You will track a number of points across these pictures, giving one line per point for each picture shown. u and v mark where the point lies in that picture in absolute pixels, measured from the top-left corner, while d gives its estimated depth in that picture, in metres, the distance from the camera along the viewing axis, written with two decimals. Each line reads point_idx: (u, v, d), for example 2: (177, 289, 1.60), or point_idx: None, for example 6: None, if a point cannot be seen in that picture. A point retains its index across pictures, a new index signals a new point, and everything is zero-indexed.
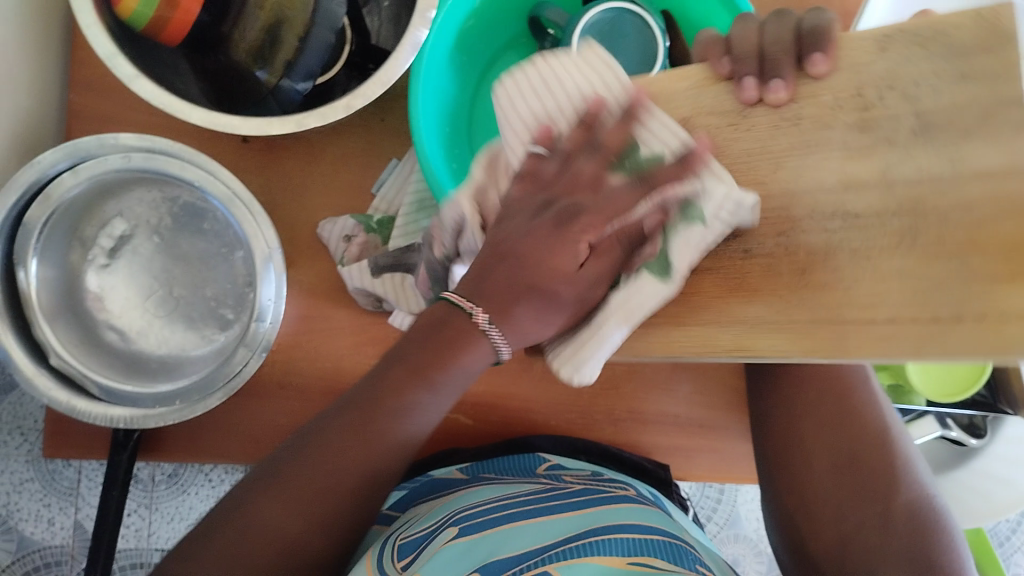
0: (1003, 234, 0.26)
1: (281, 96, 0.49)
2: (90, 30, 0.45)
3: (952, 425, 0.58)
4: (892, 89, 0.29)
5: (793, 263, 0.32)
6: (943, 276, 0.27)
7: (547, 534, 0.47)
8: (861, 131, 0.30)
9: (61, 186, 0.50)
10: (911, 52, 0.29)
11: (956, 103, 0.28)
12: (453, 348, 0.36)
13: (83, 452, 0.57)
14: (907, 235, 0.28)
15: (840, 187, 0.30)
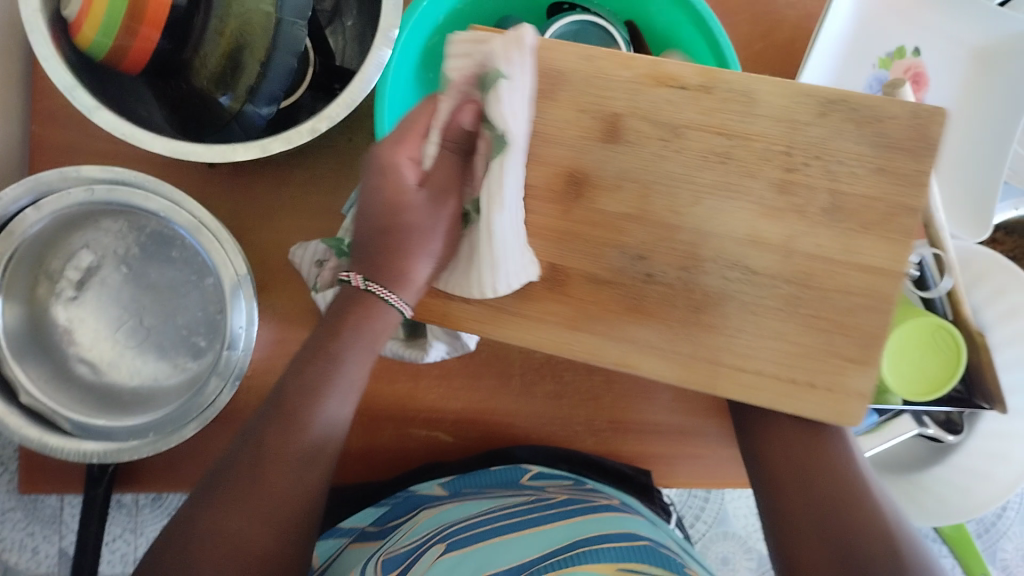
0: (854, 326, 0.40)
1: (245, 121, 0.48)
2: (47, 62, 0.44)
3: (929, 423, 0.59)
4: (815, 160, 0.40)
5: (688, 300, 0.42)
6: (814, 344, 0.41)
7: (534, 546, 0.46)
8: (780, 190, 0.40)
9: (24, 222, 0.49)
10: (846, 129, 0.39)
11: (867, 198, 0.40)
12: (360, 322, 0.42)
13: (59, 487, 0.56)
14: (793, 299, 0.41)
15: (749, 241, 0.41)
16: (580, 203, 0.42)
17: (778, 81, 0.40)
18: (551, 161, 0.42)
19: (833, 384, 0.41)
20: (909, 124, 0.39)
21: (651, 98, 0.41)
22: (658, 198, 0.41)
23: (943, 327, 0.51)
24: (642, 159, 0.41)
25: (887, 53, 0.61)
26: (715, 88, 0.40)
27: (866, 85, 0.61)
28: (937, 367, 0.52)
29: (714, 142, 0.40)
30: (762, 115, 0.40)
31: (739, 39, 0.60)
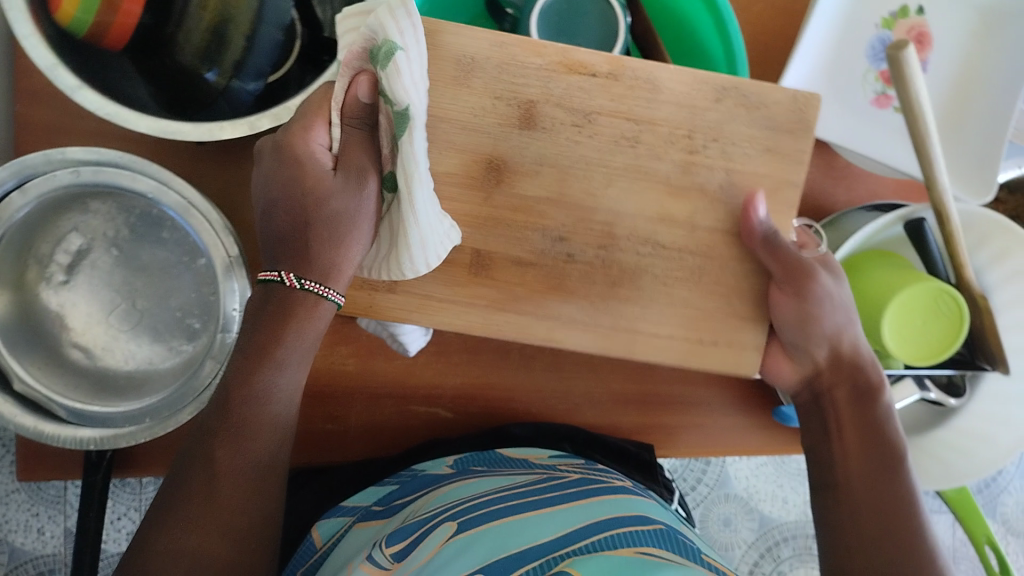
0: (746, 288, 0.47)
1: (232, 97, 0.48)
2: (28, 41, 0.42)
3: (931, 387, 0.57)
4: (713, 143, 0.46)
5: (606, 276, 0.46)
6: (714, 307, 0.46)
7: (550, 527, 0.46)
8: (684, 170, 0.46)
9: (10, 206, 0.47)
10: (738, 114, 0.46)
11: (758, 174, 0.47)
12: (303, 321, 0.40)
13: (57, 473, 0.55)
14: (697, 270, 0.46)
15: (658, 219, 0.46)
16: (499, 190, 0.45)
17: (679, 70, 0.46)
18: (468, 148, 0.45)
19: (733, 340, 0.47)
20: (789, 108, 0.46)
21: (563, 85, 0.45)
22: (575, 182, 0.46)
23: (945, 292, 0.51)
24: (558, 145, 0.45)
25: (889, 13, 0.60)
26: (623, 75, 0.45)
27: (867, 45, 0.60)
28: (940, 330, 0.51)
29: (622, 128, 0.46)
30: (666, 103, 0.46)
31: (738, 1, 0.58)
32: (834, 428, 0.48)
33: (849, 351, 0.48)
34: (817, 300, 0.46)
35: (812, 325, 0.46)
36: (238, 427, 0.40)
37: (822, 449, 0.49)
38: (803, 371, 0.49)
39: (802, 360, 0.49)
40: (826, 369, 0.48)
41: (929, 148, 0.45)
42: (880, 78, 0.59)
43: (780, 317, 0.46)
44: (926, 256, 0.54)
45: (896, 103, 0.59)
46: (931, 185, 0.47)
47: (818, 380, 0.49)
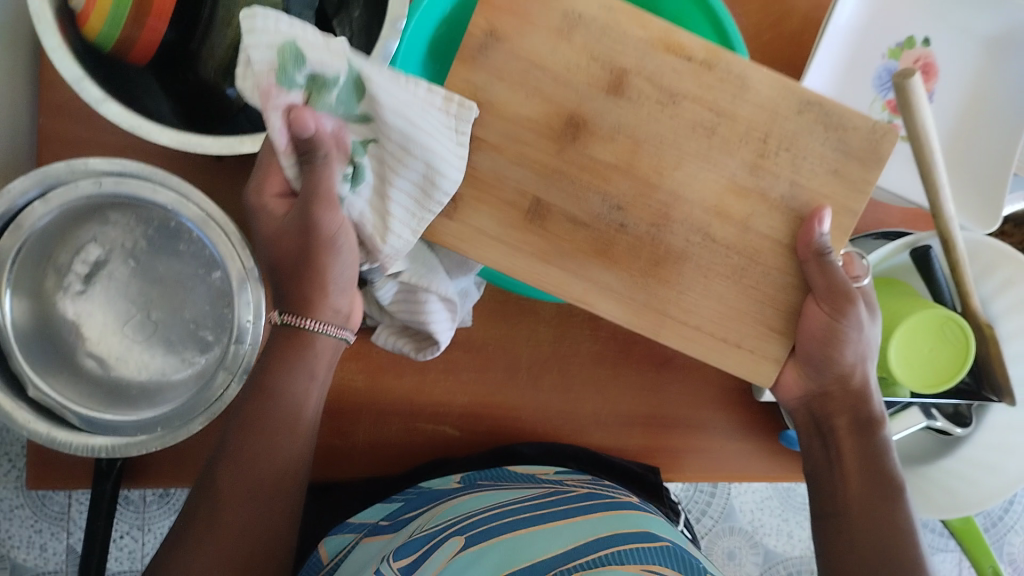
0: (781, 302, 0.47)
1: (252, 113, 0.50)
2: (54, 52, 0.43)
3: (938, 415, 0.57)
4: (785, 151, 0.46)
5: (651, 254, 0.46)
6: (747, 308, 0.47)
7: (558, 540, 0.46)
8: (751, 170, 0.46)
9: (32, 215, 0.49)
10: (816, 130, 0.46)
11: (819, 194, 0.46)
12: (293, 355, 0.44)
13: (67, 482, 0.56)
14: (739, 269, 0.47)
15: (714, 213, 0.46)
16: (574, 145, 0.45)
17: (770, 73, 0.46)
18: (555, 98, 0.45)
19: (756, 346, 0.47)
20: (868, 136, 0.46)
21: (657, 63, 0.45)
22: (646, 157, 0.45)
23: (953, 319, 0.51)
24: (639, 117, 0.45)
25: (896, 43, 0.61)
26: (717, 65, 0.45)
27: (875, 75, 0.60)
28: (949, 358, 0.51)
29: (702, 117, 0.46)
30: (750, 102, 0.46)
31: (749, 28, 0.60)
32: (837, 460, 0.49)
33: (859, 385, 0.49)
34: (850, 323, 0.46)
35: (834, 348, 0.46)
36: (252, 432, 0.43)
37: (824, 475, 0.50)
38: (810, 387, 0.49)
39: (815, 378, 0.48)
40: (833, 393, 0.49)
41: (936, 176, 0.46)
42: (887, 108, 0.61)
43: (809, 328, 0.46)
44: (932, 283, 0.54)
45: (902, 132, 0.60)
46: (937, 214, 0.48)
47: (826, 401, 0.49)
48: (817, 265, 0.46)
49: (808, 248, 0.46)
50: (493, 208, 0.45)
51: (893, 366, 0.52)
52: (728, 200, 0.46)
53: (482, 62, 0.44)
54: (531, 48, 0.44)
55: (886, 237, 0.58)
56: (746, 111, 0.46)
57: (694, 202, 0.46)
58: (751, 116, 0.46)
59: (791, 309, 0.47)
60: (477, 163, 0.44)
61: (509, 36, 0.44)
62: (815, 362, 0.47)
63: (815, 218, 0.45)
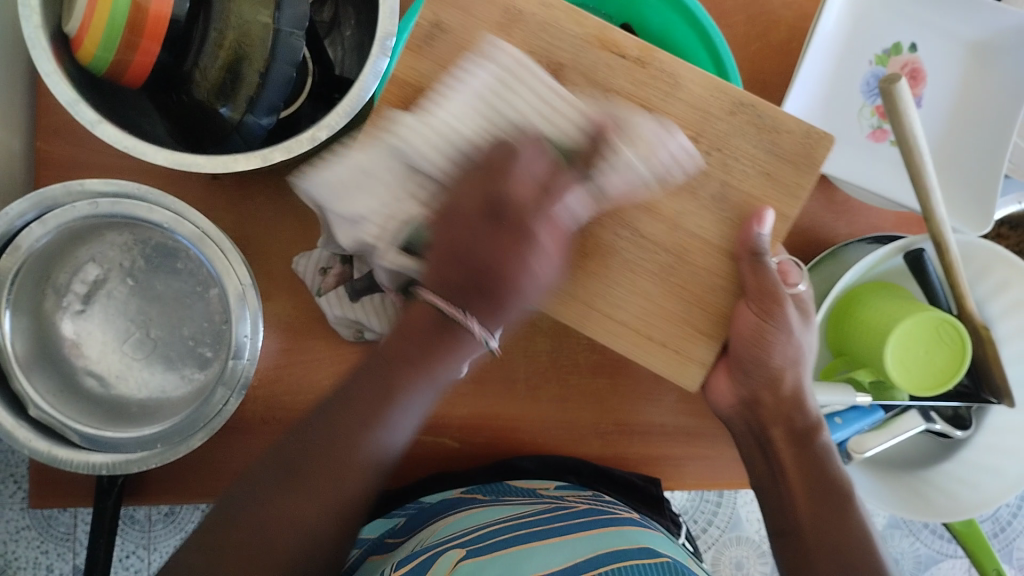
0: (710, 302, 0.45)
1: (246, 131, 0.48)
2: (49, 77, 0.45)
3: (937, 418, 0.57)
4: (716, 152, 0.44)
5: (582, 247, 0.45)
6: (678, 313, 0.45)
7: (561, 556, 0.46)
8: (681, 172, 0.44)
9: (30, 236, 0.49)
10: (748, 131, 0.44)
11: (751, 196, 0.45)
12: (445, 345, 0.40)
13: (68, 502, 0.56)
14: (667, 266, 0.45)
15: (643, 209, 0.45)
16: (504, 141, 0.43)
17: (702, 75, 0.44)
18: (489, 94, 0.42)
19: (682, 347, 0.45)
20: (801, 140, 0.44)
21: (592, 58, 0.44)
22: (577, 157, 0.43)
23: (948, 321, 0.51)
24: (566, 114, 0.42)
25: (883, 50, 0.61)
26: (651, 64, 0.44)
27: (862, 81, 0.61)
28: (945, 359, 0.52)
29: (634, 112, 0.44)
30: (681, 100, 0.44)
31: (737, 38, 0.60)
32: (780, 474, 0.48)
33: (792, 391, 0.48)
34: (778, 326, 0.45)
35: (763, 349, 0.45)
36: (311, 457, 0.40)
37: (770, 489, 0.49)
38: (741, 394, 0.48)
39: (745, 383, 0.47)
40: (766, 403, 0.48)
41: (927, 180, 0.47)
42: (876, 113, 0.61)
43: (738, 329, 0.45)
44: (927, 286, 0.55)
45: (891, 137, 0.60)
46: (928, 216, 0.48)
47: (759, 409, 0.48)
48: (749, 265, 0.44)
49: (744, 246, 0.44)
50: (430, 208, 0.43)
51: (890, 370, 0.52)
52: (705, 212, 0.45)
53: (427, 51, 0.45)
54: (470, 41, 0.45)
55: (880, 241, 0.58)
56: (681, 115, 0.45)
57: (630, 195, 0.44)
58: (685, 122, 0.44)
59: (721, 311, 0.45)
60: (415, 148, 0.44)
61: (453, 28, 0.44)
62: (744, 364, 0.46)
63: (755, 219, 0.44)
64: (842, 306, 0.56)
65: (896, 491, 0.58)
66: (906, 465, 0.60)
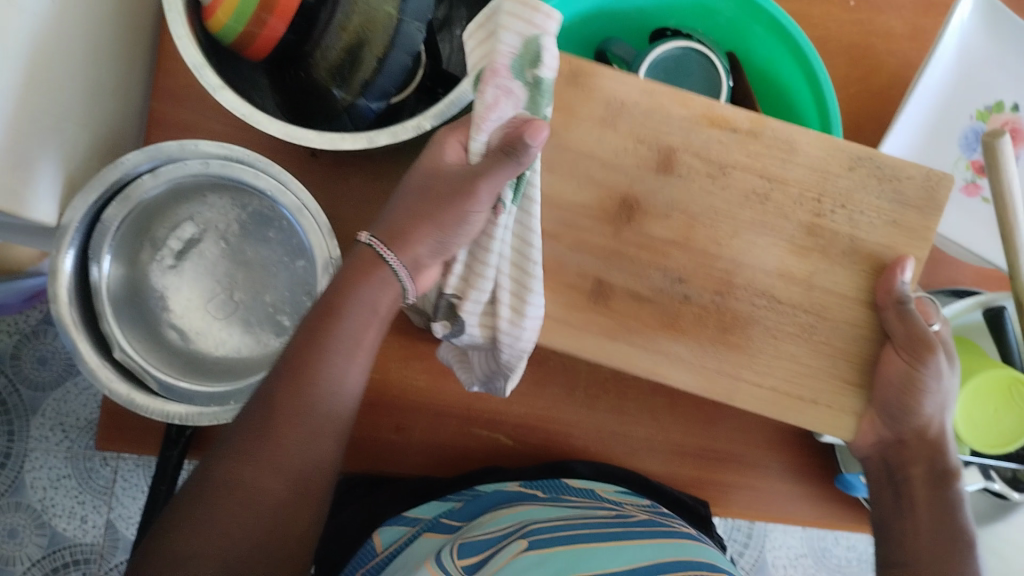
0: (852, 352, 0.48)
1: (355, 113, 0.51)
2: (179, 37, 0.47)
3: (996, 478, 0.56)
4: (841, 209, 0.48)
5: (717, 321, 0.47)
6: (821, 367, 0.48)
7: (621, 560, 0.48)
8: (808, 232, 0.48)
9: (140, 187, 0.52)
10: (870, 184, 0.48)
11: (884, 244, 0.48)
12: (362, 295, 0.44)
13: (134, 446, 0.58)
14: (808, 327, 0.48)
15: (777, 274, 0.48)
16: (630, 226, 0.47)
17: (817, 137, 0.48)
18: (607, 183, 0.47)
19: (833, 402, 0.48)
20: (922, 185, 0.48)
21: (703, 136, 0.47)
22: (702, 230, 0.47)
23: (1020, 382, 0.51)
24: (689, 192, 0.47)
25: (984, 107, 0.61)
26: (763, 134, 0.47)
27: (962, 136, 0.61)
28: (1013, 423, 0.51)
29: (755, 184, 0.47)
30: (800, 165, 0.47)
31: (835, 80, 0.61)
32: (908, 504, 0.50)
33: (935, 433, 0.50)
34: (928, 371, 0.46)
35: (911, 396, 0.46)
36: (283, 398, 0.41)
37: (892, 519, 0.51)
38: (886, 436, 0.49)
39: (893, 428, 0.48)
40: (909, 443, 0.49)
41: (1016, 239, 0.47)
42: (971, 168, 0.61)
43: (884, 376, 0.47)
44: (1004, 345, 0.54)
45: (985, 193, 0.61)
46: (1015, 278, 0.48)
47: (903, 448, 0.49)
48: (894, 312, 0.46)
49: (888, 295, 0.47)
50: (557, 295, 0.47)
51: (958, 427, 0.52)
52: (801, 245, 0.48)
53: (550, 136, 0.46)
54: (582, 140, 0.47)
55: (959, 295, 0.58)
56: (788, 162, 0.47)
57: (737, 217, 0.47)
58: (785, 161, 0.47)
59: (864, 359, 0.48)
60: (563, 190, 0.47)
61: (591, 73, 0.46)
62: (891, 409, 0.47)
63: (899, 266, 0.46)
64: None
65: None
66: None
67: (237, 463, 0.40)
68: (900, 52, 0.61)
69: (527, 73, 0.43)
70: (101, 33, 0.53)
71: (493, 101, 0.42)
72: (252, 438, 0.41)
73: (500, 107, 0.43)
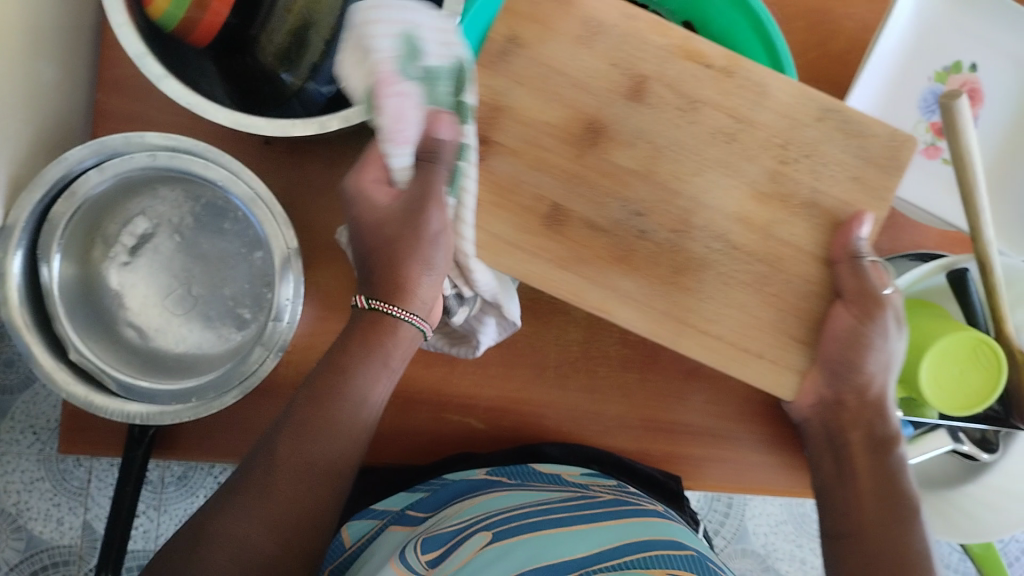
0: (803, 309, 0.46)
1: (305, 98, 0.50)
2: (119, 27, 0.45)
3: (963, 439, 0.56)
4: (806, 158, 0.46)
5: (671, 260, 0.45)
6: (769, 320, 0.46)
7: (585, 543, 0.48)
8: (772, 177, 0.46)
9: (86, 182, 0.50)
10: (836, 137, 0.46)
11: (843, 201, 0.46)
12: (373, 338, 0.44)
13: (97, 448, 0.57)
14: (760, 278, 0.46)
15: (737, 220, 0.46)
16: (592, 151, 0.45)
17: (790, 82, 0.46)
18: (574, 104, 0.45)
19: (777, 357, 0.46)
20: (887, 143, 0.46)
21: (678, 68, 0.46)
22: (665, 162, 0.45)
23: (986, 343, 0.50)
24: (660, 123, 0.45)
25: (943, 67, 0.61)
26: (736, 73, 0.46)
27: (921, 98, 0.61)
28: (979, 382, 0.51)
29: (723, 123, 0.46)
30: (769, 108, 0.46)
31: (795, 47, 0.61)
32: (850, 473, 0.49)
33: (876, 396, 0.49)
34: (873, 328, 0.45)
35: (856, 353, 0.45)
36: (299, 437, 0.42)
37: (836, 491, 0.49)
38: (826, 396, 0.47)
39: (833, 385, 0.46)
40: (849, 405, 0.48)
41: (976, 199, 0.47)
42: (931, 130, 0.61)
43: (831, 330, 0.45)
44: (967, 306, 0.54)
45: (944, 155, 0.60)
46: (976, 236, 0.48)
47: (842, 411, 0.48)
48: (846, 266, 0.45)
49: (844, 250, 0.45)
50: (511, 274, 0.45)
51: (921, 387, 0.53)
52: (761, 188, 0.46)
53: (502, 67, 0.45)
54: (552, 54, 0.46)
55: (924, 259, 0.58)
56: (748, 105, 0.46)
57: (692, 151, 0.46)
58: (745, 105, 0.46)
59: (816, 317, 0.46)
60: (495, 169, 0.45)
61: (528, 42, 0.45)
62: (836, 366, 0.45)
63: (857, 221, 0.45)
64: None
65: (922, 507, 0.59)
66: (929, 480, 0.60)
67: (234, 514, 0.40)
68: (859, 15, 0.61)
69: (413, 68, 0.42)
70: (39, 24, 0.51)
71: (388, 108, 0.41)
72: (259, 480, 0.41)
73: (401, 108, 0.41)
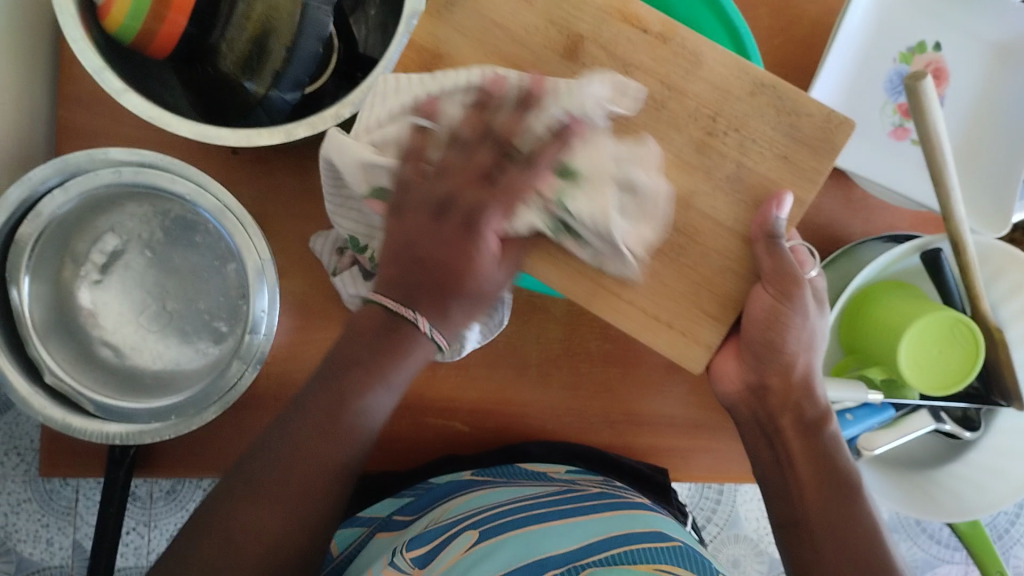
0: (722, 287, 0.43)
1: (270, 106, 0.50)
2: (76, 45, 0.45)
3: (946, 418, 0.56)
4: (734, 133, 0.43)
5: None
6: (687, 294, 0.43)
7: (571, 537, 0.48)
8: (698, 151, 0.43)
9: (51, 203, 0.50)
10: (767, 113, 0.43)
11: (769, 180, 0.43)
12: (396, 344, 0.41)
13: (78, 469, 0.56)
14: (676, 249, 0.43)
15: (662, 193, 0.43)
16: None
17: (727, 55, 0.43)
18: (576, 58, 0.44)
19: (692, 332, 0.43)
20: (822, 125, 0.42)
21: (613, 32, 0.43)
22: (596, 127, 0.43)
23: (961, 321, 0.51)
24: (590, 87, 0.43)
25: (907, 48, 0.61)
26: (672, 41, 0.43)
27: (886, 79, 0.61)
28: (957, 361, 0.52)
29: (653, 91, 0.43)
30: (705, 82, 0.43)
31: (761, 33, 0.61)
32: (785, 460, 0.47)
33: (802, 376, 0.46)
34: (794, 309, 0.43)
35: (777, 333, 0.43)
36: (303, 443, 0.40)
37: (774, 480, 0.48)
38: (749, 378, 0.46)
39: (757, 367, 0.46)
40: (775, 388, 0.46)
41: (947, 178, 0.46)
42: (898, 111, 0.61)
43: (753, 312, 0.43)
44: (941, 285, 0.54)
45: (913, 136, 0.60)
46: (947, 215, 0.48)
47: (766, 396, 0.47)
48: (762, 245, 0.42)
49: (760, 228, 0.42)
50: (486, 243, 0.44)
51: (902, 368, 0.52)
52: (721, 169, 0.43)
53: (446, 19, 0.44)
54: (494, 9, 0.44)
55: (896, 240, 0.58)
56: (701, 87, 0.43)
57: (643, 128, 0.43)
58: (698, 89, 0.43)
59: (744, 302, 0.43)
60: None
61: None
62: (755, 350, 0.45)
63: (774, 200, 0.42)
64: (856, 303, 0.56)
65: (898, 485, 0.59)
66: (908, 461, 0.61)
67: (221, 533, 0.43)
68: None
69: None
70: None
71: None
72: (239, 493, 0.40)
73: None
